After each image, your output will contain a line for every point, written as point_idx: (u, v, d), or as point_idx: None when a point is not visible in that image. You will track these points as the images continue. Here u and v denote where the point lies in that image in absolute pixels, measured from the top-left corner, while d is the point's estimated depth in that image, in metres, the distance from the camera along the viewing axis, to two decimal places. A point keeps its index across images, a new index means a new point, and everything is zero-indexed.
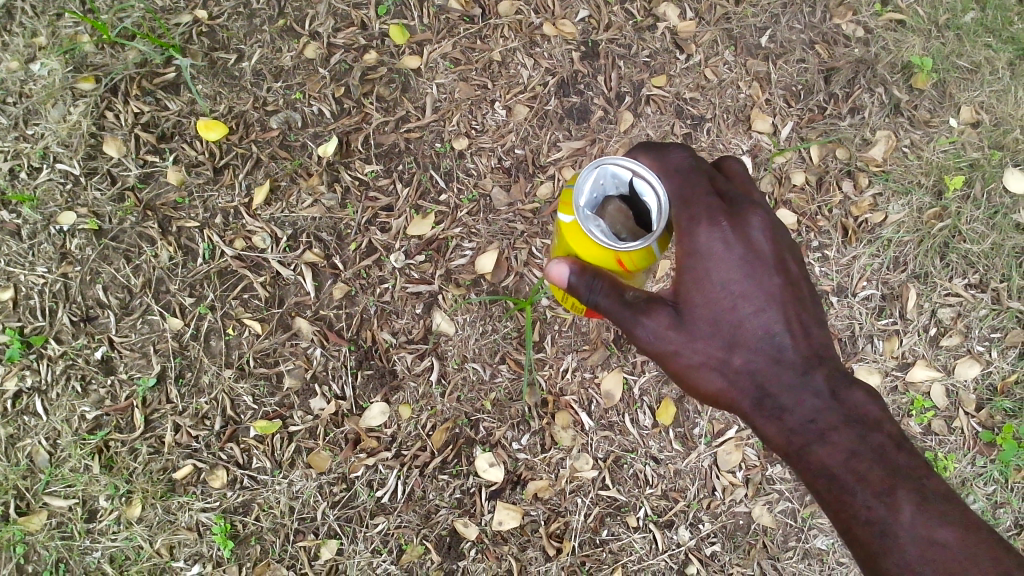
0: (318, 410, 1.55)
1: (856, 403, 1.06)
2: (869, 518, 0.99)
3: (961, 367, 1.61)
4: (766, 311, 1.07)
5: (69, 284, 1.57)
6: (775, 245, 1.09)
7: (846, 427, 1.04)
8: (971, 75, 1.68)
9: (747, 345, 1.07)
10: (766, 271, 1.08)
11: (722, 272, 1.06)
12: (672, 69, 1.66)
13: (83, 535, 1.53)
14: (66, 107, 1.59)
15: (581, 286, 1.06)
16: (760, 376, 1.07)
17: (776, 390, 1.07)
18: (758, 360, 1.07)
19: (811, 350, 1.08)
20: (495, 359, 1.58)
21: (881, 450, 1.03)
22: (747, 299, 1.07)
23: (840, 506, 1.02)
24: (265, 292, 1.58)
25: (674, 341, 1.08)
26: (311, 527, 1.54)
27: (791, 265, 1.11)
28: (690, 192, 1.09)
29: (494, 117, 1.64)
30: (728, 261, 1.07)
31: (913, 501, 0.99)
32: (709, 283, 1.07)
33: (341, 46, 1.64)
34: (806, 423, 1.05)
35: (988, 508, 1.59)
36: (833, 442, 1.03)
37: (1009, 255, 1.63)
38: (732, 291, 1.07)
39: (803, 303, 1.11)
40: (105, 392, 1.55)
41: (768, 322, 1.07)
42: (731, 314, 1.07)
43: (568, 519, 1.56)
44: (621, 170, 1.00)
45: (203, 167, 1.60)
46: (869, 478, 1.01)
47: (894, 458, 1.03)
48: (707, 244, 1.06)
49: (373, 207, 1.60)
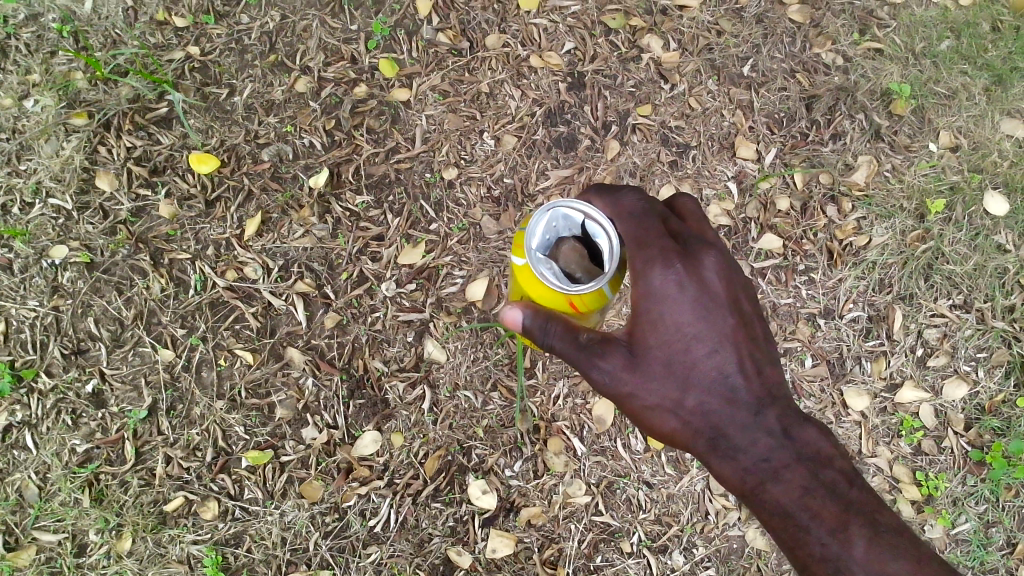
0: (311, 440, 1.55)
1: (809, 439, 1.06)
2: (823, 553, 1.00)
3: (949, 388, 1.63)
4: (720, 351, 1.06)
5: (60, 317, 1.57)
6: (729, 285, 1.07)
7: (800, 464, 1.04)
8: (948, 101, 1.72)
9: (701, 387, 1.06)
10: (720, 311, 1.06)
11: (677, 313, 1.04)
12: (657, 98, 1.70)
13: (72, 569, 1.51)
14: (59, 142, 1.61)
15: (536, 329, 1.06)
16: (714, 418, 1.06)
17: (732, 432, 1.05)
18: (713, 401, 1.06)
19: (764, 389, 1.07)
20: (486, 386, 1.58)
21: (833, 486, 1.03)
22: (700, 341, 1.05)
23: (797, 544, 1.02)
24: (256, 322, 1.58)
25: (629, 384, 1.05)
26: (303, 558, 1.53)
27: (744, 305, 1.10)
28: (644, 234, 1.06)
29: (483, 147, 1.67)
30: (682, 304, 1.04)
31: (864, 534, 0.99)
32: (663, 326, 1.05)
33: (331, 79, 1.67)
34: (760, 461, 1.04)
35: (980, 528, 1.59)
36: (787, 479, 1.03)
37: (992, 276, 1.66)
38: (686, 332, 1.05)
39: (755, 341, 1.10)
40: (96, 425, 1.55)
41: (722, 363, 1.06)
42: (685, 356, 1.05)
43: (562, 545, 1.56)
44: (572, 213, 0.99)
45: (195, 200, 1.61)
46: (822, 514, 1.01)
47: (847, 494, 1.02)
48: (661, 286, 1.04)
49: (364, 236, 1.62)
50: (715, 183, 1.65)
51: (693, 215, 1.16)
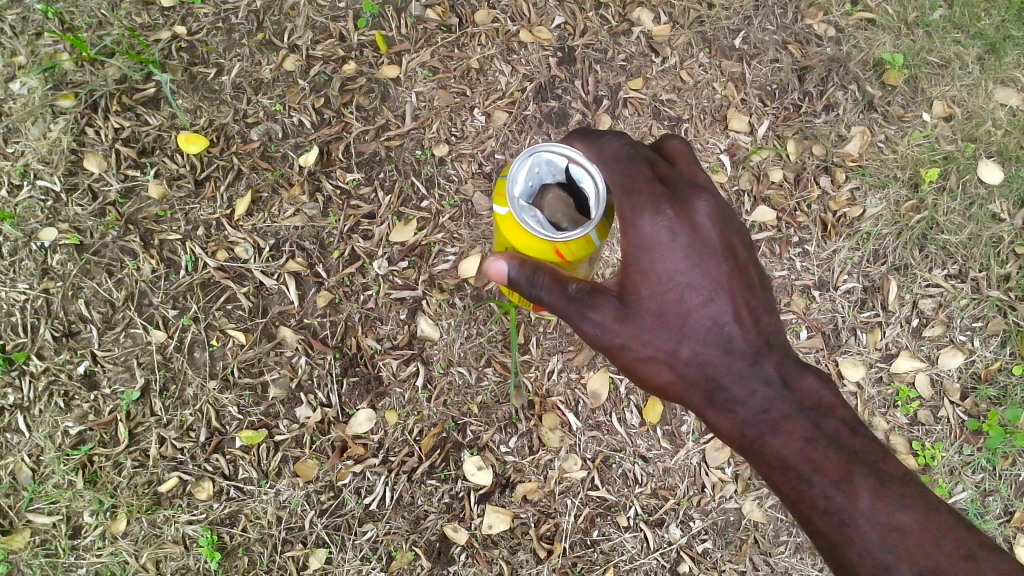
0: (305, 419, 1.54)
1: (808, 388, 1.06)
2: (828, 506, 0.98)
3: (945, 357, 1.62)
4: (715, 301, 1.06)
5: (50, 300, 1.56)
6: (722, 230, 1.07)
7: (799, 416, 1.03)
8: (941, 70, 1.70)
9: (696, 337, 1.06)
10: (713, 258, 1.06)
11: (669, 262, 1.04)
12: (648, 72, 1.68)
13: (67, 551, 1.51)
14: (46, 124, 1.59)
15: (523, 281, 1.07)
16: (710, 369, 1.06)
17: (728, 383, 1.05)
18: (708, 353, 1.06)
19: (761, 338, 1.07)
20: (480, 363, 1.57)
21: (835, 437, 1.02)
22: (694, 290, 1.05)
23: (799, 496, 1.01)
24: (248, 302, 1.57)
25: (621, 336, 1.06)
26: (299, 537, 1.52)
27: (739, 250, 1.09)
28: (632, 180, 1.05)
29: (474, 123, 1.65)
30: (674, 252, 1.04)
31: (870, 485, 0.98)
32: (655, 275, 1.05)
33: (320, 57, 1.65)
34: (758, 414, 1.04)
35: (976, 496, 1.59)
36: (787, 431, 1.03)
37: (987, 245, 1.65)
38: (679, 281, 1.05)
39: (750, 288, 1.09)
40: (89, 407, 1.54)
41: (717, 312, 1.06)
42: (679, 305, 1.05)
43: (558, 520, 1.55)
44: (556, 158, 1.00)
45: (184, 180, 1.60)
46: (826, 466, 1.00)
47: (849, 444, 1.02)
48: (652, 234, 1.04)
49: (355, 214, 1.61)
50: (708, 155, 1.63)
51: (682, 157, 1.15)
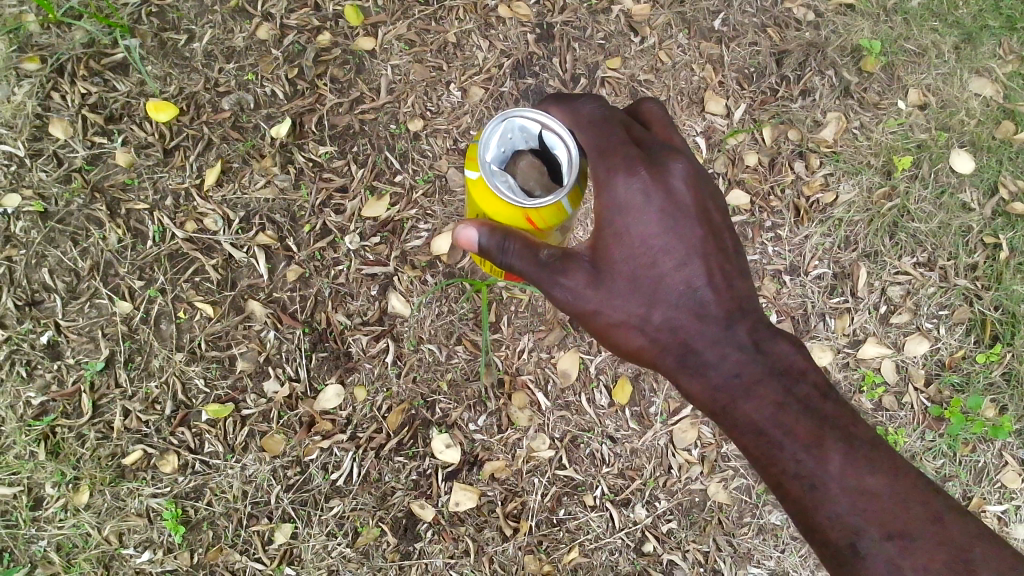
0: (272, 393, 1.53)
1: (780, 353, 1.06)
2: (798, 471, 0.99)
3: (911, 344, 1.63)
4: (687, 266, 1.05)
5: (13, 268, 1.53)
6: (697, 193, 1.07)
7: (772, 380, 1.03)
8: (918, 58, 1.70)
9: (668, 303, 1.06)
10: (687, 222, 1.06)
11: (642, 225, 1.04)
12: (626, 51, 1.67)
13: (28, 523, 1.49)
14: (10, 86, 1.55)
15: (493, 248, 1.06)
16: (682, 334, 1.06)
17: (699, 349, 1.05)
18: (680, 318, 1.06)
19: (734, 304, 1.07)
20: (451, 341, 1.57)
21: (807, 401, 1.03)
22: (667, 255, 1.05)
23: (770, 460, 1.02)
24: (217, 274, 1.55)
25: (593, 300, 1.06)
26: (264, 512, 1.52)
27: (714, 215, 1.09)
28: (605, 142, 1.06)
29: (450, 99, 1.63)
30: (647, 214, 1.04)
31: (841, 449, 0.99)
32: (628, 239, 1.05)
33: (294, 27, 1.62)
34: (730, 378, 1.04)
35: (937, 481, 1.61)
36: (758, 396, 1.03)
37: (956, 234, 1.66)
38: (653, 245, 1.04)
39: (725, 253, 1.09)
40: (52, 377, 1.52)
41: (689, 276, 1.05)
42: (652, 269, 1.05)
43: (525, 499, 1.55)
44: (529, 124, 0.99)
45: (153, 149, 1.57)
46: (797, 430, 1.00)
47: (821, 408, 1.02)
48: (626, 197, 1.04)
49: (327, 188, 1.59)
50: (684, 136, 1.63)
51: (659, 121, 1.15)
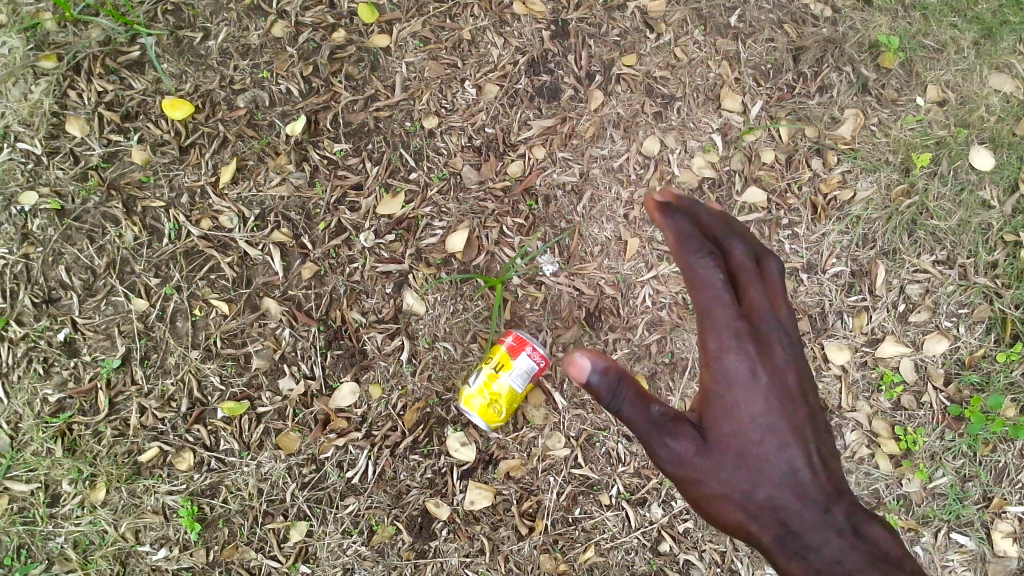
0: (287, 391, 1.53)
1: (871, 539, 1.06)
2: (822, 558, 1.03)
3: (930, 343, 1.60)
4: (757, 374, 1.12)
5: (30, 265, 1.53)
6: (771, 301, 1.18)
7: (816, 487, 1.08)
8: (937, 54, 1.68)
9: (733, 401, 1.11)
10: (764, 332, 1.15)
11: (722, 312, 1.14)
12: (642, 48, 1.66)
13: (45, 520, 1.49)
14: (27, 85, 1.55)
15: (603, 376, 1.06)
16: (735, 434, 1.09)
17: (752, 447, 1.09)
18: (742, 409, 1.10)
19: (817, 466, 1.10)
20: (466, 338, 1.56)
21: (853, 520, 1.07)
22: (739, 358, 1.12)
23: (797, 546, 1.04)
24: (232, 272, 1.56)
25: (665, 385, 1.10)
26: (280, 509, 1.52)
27: (796, 379, 1.14)
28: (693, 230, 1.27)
29: (465, 96, 1.63)
30: (726, 305, 1.15)
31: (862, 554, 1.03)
32: (709, 325, 1.14)
33: (309, 24, 1.62)
34: (781, 474, 1.08)
35: (956, 482, 1.57)
36: (804, 499, 1.07)
37: (975, 232, 1.63)
38: (728, 339, 1.13)
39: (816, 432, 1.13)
40: (68, 374, 1.52)
41: (758, 384, 1.12)
42: (720, 359, 1.12)
43: (540, 498, 1.54)
44: None
45: (169, 146, 1.58)
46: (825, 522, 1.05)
47: (861, 529, 1.06)
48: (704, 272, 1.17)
49: (342, 185, 1.59)
50: (700, 134, 1.64)
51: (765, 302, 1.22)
